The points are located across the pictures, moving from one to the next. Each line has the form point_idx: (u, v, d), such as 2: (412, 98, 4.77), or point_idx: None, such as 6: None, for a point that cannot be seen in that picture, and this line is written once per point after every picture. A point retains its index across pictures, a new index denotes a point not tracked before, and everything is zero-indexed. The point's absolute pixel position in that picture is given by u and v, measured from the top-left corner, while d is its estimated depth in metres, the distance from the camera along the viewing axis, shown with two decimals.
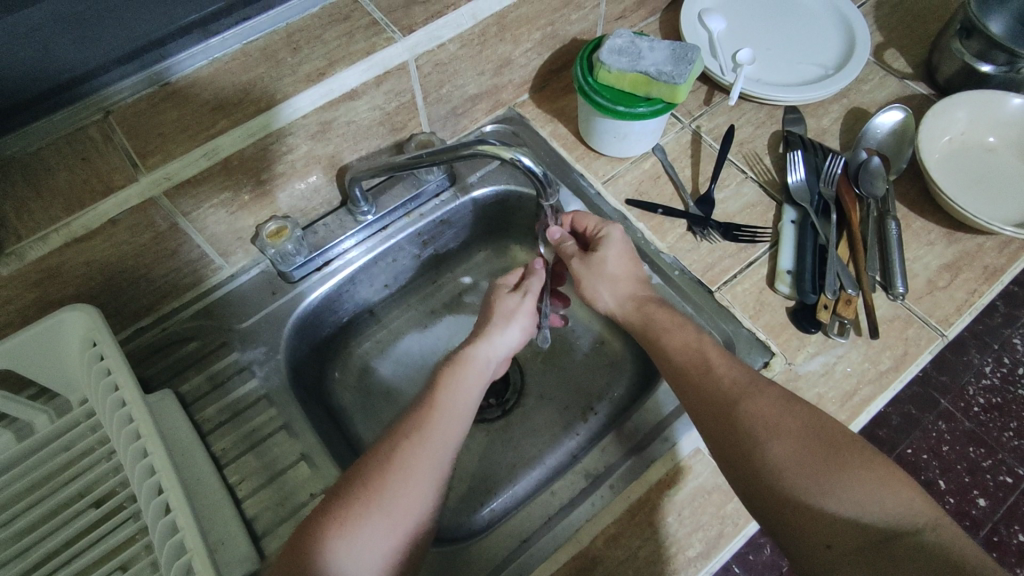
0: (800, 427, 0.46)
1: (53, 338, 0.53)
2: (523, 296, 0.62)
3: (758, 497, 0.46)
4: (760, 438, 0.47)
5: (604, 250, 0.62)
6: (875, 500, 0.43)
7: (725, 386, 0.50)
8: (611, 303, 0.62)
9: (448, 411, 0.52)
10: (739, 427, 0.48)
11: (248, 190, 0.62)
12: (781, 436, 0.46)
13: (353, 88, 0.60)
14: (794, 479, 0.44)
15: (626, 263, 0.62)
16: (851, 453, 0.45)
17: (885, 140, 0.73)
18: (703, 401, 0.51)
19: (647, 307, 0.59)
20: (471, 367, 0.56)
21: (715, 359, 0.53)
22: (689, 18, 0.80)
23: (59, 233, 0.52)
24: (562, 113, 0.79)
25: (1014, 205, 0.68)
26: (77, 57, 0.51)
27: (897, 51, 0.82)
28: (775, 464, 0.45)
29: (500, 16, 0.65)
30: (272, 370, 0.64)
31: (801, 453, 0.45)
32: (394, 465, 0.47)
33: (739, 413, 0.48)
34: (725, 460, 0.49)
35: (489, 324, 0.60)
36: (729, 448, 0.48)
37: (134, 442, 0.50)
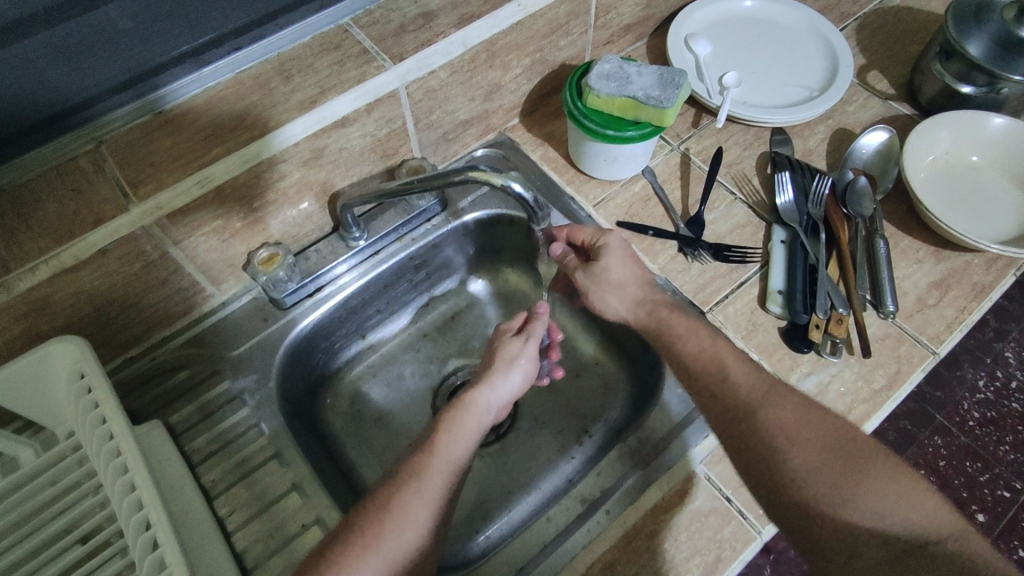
0: (820, 435, 0.48)
1: (41, 372, 0.52)
2: (525, 342, 0.62)
3: (781, 506, 0.47)
4: (781, 444, 0.48)
5: (603, 259, 0.63)
6: (897, 511, 0.44)
7: (746, 392, 0.51)
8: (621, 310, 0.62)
9: (449, 455, 0.51)
10: (760, 436, 0.49)
11: (240, 218, 0.62)
12: (801, 443, 0.48)
13: (345, 115, 0.61)
14: (813, 486, 0.46)
15: (628, 267, 0.63)
16: (869, 462, 0.46)
17: (871, 160, 0.74)
18: (722, 405, 0.51)
19: (661, 315, 0.58)
20: (472, 411, 0.55)
21: (729, 365, 0.53)
22: (676, 43, 0.81)
23: (50, 263, 0.52)
24: (552, 137, 0.80)
25: (998, 223, 0.69)
26: (71, 88, 0.52)
27: (880, 72, 0.84)
28: (794, 472, 0.47)
29: (489, 43, 0.67)
30: (263, 399, 0.63)
31: (820, 461, 0.47)
32: (396, 510, 0.47)
33: (760, 418, 0.49)
34: (744, 464, 0.50)
35: (491, 369, 0.59)
36: (750, 453, 0.49)
37: (123, 476, 0.50)
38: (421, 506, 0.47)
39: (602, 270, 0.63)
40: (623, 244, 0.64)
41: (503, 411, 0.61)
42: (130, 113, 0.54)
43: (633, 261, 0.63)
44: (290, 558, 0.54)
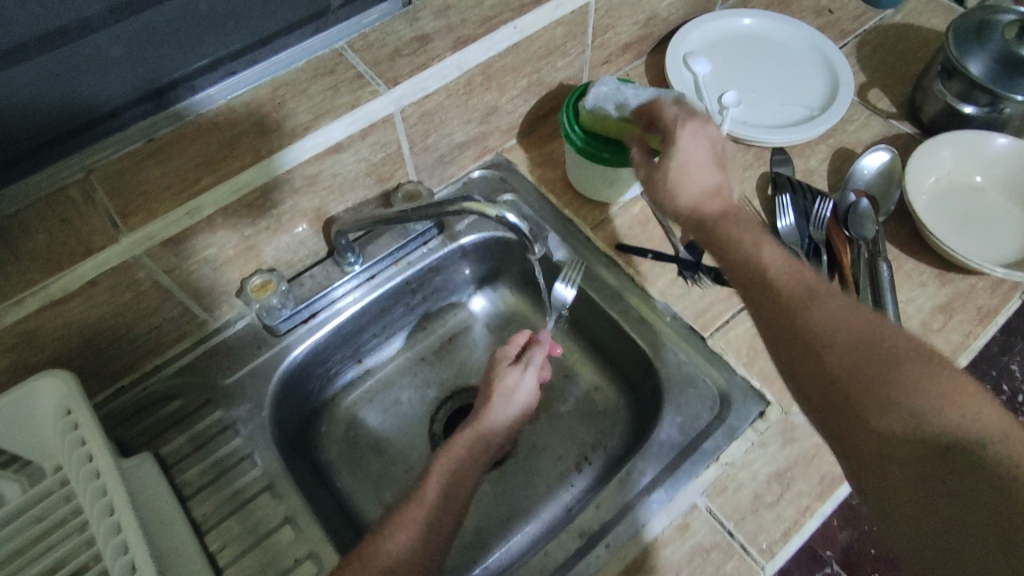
0: (867, 338, 0.45)
1: (27, 408, 0.51)
2: (524, 370, 0.63)
3: (818, 403, 0.46)
4: (823, 350, 0.45)
5: (683, 139, 0.54)
6: (941, 414, 0.41)
7: (790, 290, 0.48)
8: (694, 195, 0.53)
9: (439, 497, 0.52)
10: (801, 337, 0.46)
11: (233, 245, 0.61)
12: (845, 346, 0.45)
13: (339, 140, 0.61)
14: (854, 390, 0.44)
15: (712, 159, 0.54)
16: (918, 367, 0.43)
17: (872, 181, 0.73)
18: (757, 261, 0.50)
19: (736, 214, 0.53)
20: (467, 450, 0.56)
21: (768, 255, 0.50)
22: (674, 62, 0.81)
23: (37, 295, 0.51)
24: (550, 158, 0.79)
25: (1002, 245, 0.68)
26: (91, 95, 0.51)
27: (880, 90, 0.83)
28: (835, 377, 0.45)
29: (485, 66, 0.66)
30: (256, 428, 0.62)
31: (868, 367, 0.44)
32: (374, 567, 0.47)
33: (802, 320, 0.46)
34: (773, 273, 0.49)
35: (489, 404, 0.61)
36: (789, 277, 0.48)
37: (108, 516, 0.48)
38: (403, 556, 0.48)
39: (681, 150, 0.54)
40: (717, 137, 0.55)
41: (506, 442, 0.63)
42: (122, 141, 0.54)
43: (719, 156, 0.55)
44: None
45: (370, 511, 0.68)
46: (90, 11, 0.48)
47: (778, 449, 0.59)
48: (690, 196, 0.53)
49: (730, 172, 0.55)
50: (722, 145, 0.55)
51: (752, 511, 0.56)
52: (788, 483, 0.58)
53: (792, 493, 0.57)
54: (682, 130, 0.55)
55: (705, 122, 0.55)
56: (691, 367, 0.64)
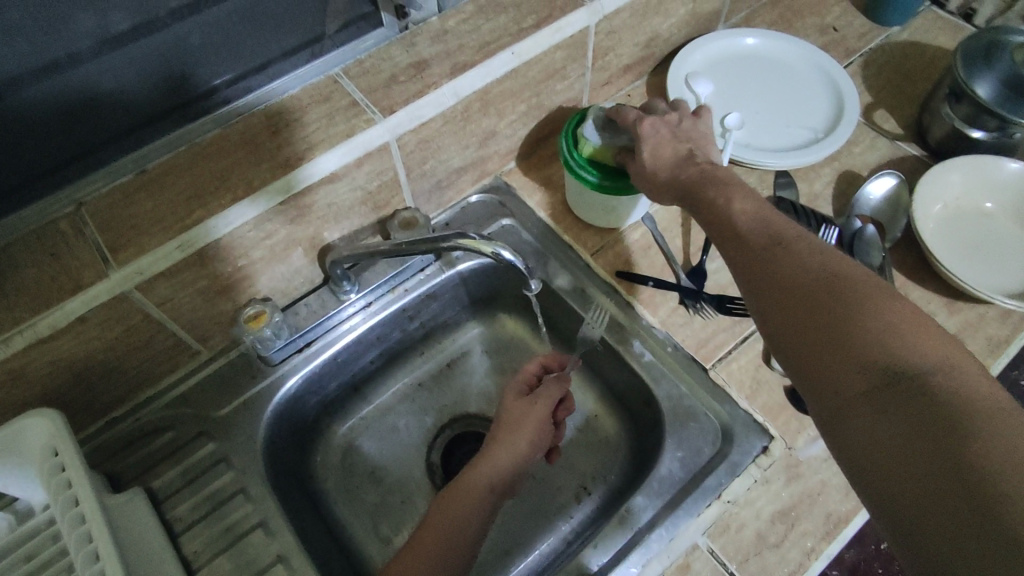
0: (828, 272, 0.45)
1: (14, 450, 0.51)
2: (534, 402, 0.61)
3: (785, 347, 0.46)
4: (784, 280, 0.46)
5: (646, 127, 0.60)
6: (890, 342, 0.40)
7: (760, 238, 0.50)
8: (665, 165, 0.58)
9: (439, 540, 0.50)
10: (767, 281, 0.48)
11: (226, 277, 0.60)
12: (804, 277, 0.46)
13: (333, 170, 0.60)
14: (806, 306, 0.45)
15: (677, 138, 0.60)
16: (870, 300, 0.42)
17: (878, 209, 0.71)
18: (729, 220, 0.53)
19: (712, 173, 0.56)
20: (468, 491, 0.54)
21: (739, 209, 0.53)
22: (676, 84, 0.80)
23: (24, 334, 0.50)
24: (550, 181, 0.78)
25: (1011, 274, 0.66)
26: (83, 134, 0.53)
27: (887, 111, 0.82)
28: (793, 300, 0.46)
29: (483, 92, 0.65)
30: (249, 462, 0.61)
31: (823, 295, 0.44)
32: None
33: (767, 259, 0.48)
34: (742, 237, 0.51)
35: (496, 440, 0.58)
36: (756, 233, 0.51)
37: (94, 563, 0.47)
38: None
39: (646, 135, 0.60)
40: (676, 117, 0.62)
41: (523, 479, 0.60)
42: (113, 173, 0.53)
43: (682, 133, 0.61)
44: None
45: (366, 544, 0.67)
46: (79, 47, 0.50)
47: (783, 486, 0.58)
48: (661, 168, 0.58)
49: (703, 144, 0.61)
50: (685, 126, 0.62)
51: (755, 551, 0.55)
52: (793, 523, 0.56)
53: (797, 533, 0.56)
54: (642, 121, 0.60)
55: (662, 115, 0.61)
56: (693, 400, 0.63)
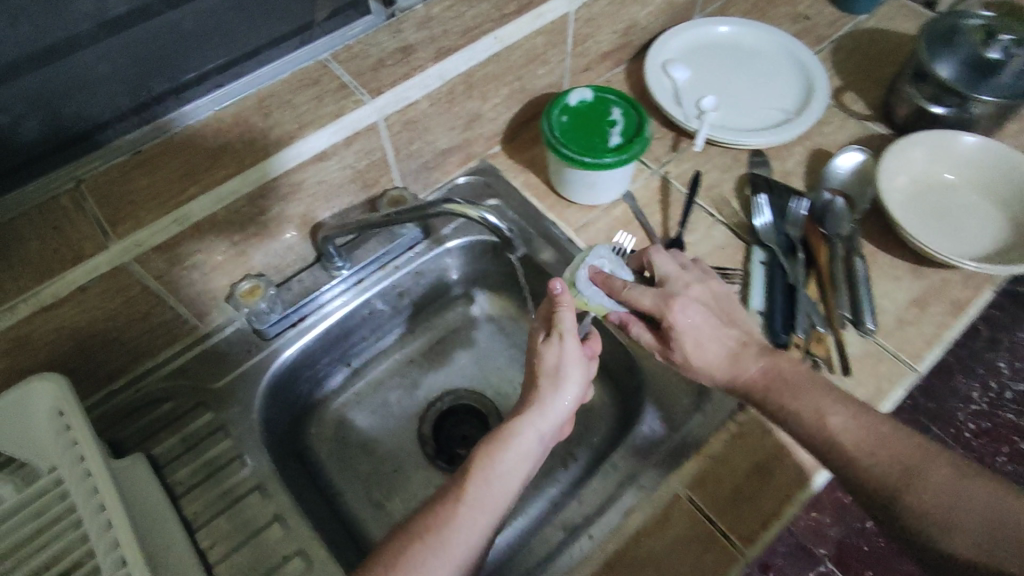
0: (967, 488, 0.50)
1: (21, 410, 0.53)
2: (562, 343, 0.57)
3: (900, 531, 0.51)
4: (930, 514, 0.49)
5: (679, 321, 0.59)
6: (997, 516, 0.48)
7: (887, 470, 0.52)
8: (726, 366, 0.59)
9: (480, 496, 0.51)
10: (877, 489, 0.52)
11: (222, 252, 0.63)
12: (948, 507, 0.49)
13: (324, 149, 0.62)
14: (924, 508, 0.50)
15: (717, 320, 0.60)
16: (966, 485, 0.50)
17: (847, 181, 0.75)
18: (843, 452, 0.53)
19: (775, 371, 0.57)
20: (510, 448, 0.54)
21: (840, 429, 0.54)
22: (653, 69, 0.83)
23: (28, 301, 0.52)
24: (533, 163, 0.81)
25: (973, 241, 0.70)
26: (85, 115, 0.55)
27: (856, 93, 0.85)
28: (947, 548, 0.49)
29: (466, 75, 0.68)
30: (246, 431, 0.63)
31: (972, 527, 0.48)
32: (409, 563, 0.47)
33: (907, 501, 0.50)
34: (865, 473, 0.52)
35: (537, 390, 0.57)
36: (883, 461, 0.52)
37: (99, 513, 0.51)
38: (444, 561, 0.48)
39: (684, 332, 0.59)
40: (701, 292, 0.61)
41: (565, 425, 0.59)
42: (109, 153, 0.56)
43: (715, 308, 0.61)
44: None
45: (361, 511, 0.69)
46: (79, 29, 0.53)
47: (758, 441, 0.61)
48: (722, 368, 0.59)
49: (737, 311, 0.62)
50: (713, 291, 0.62)
51: (732, 502, 0.57)
52: (767, 474, 0.59)
53: (772, 484, 0.58)
54: (672, 312, 0.59)
55: (682, 292, 0.60)
56: (672, 364, 0.66)
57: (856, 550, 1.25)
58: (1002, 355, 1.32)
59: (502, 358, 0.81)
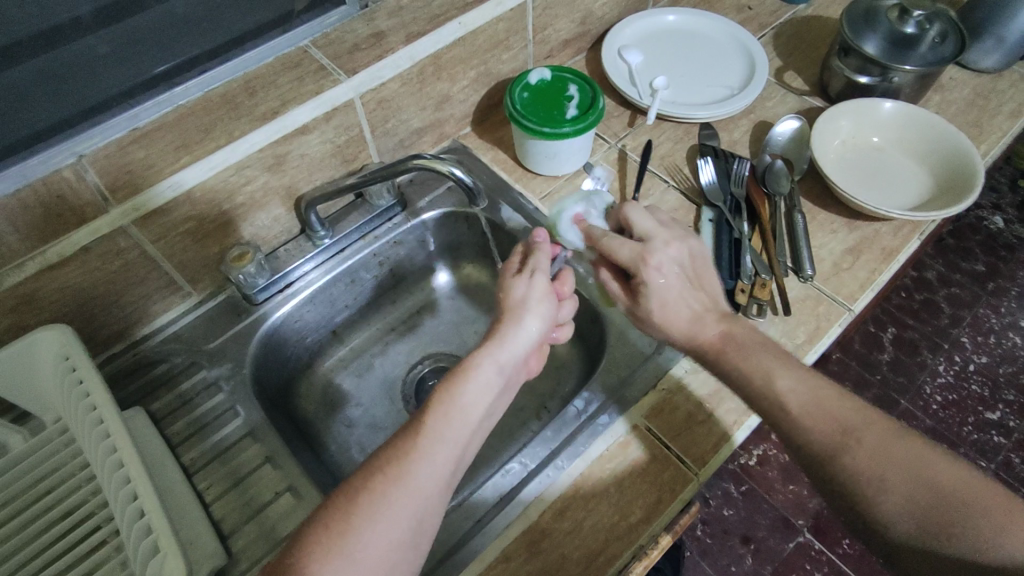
0: (900, 449, 0.49)
1: (32, 356, 0.58)
2: (532, 278, 0.58)
3: (830, 488, 0.52)
4: (860, 477, 0.49)
5: (652, 276, 0.61)
6: (923, 478, 0.47)
7: (824, 431, 0.52)
8: (687, 325, 0.61)
9: (445, 427, 0.47)
10: (811, 448, 0.52)
11: (213, 220, 0.69)
12: (879, 468, 0.48)
13: (305, 123, 0.68)
14: (851, 468, 0.49)
15: (686, 281, 0.62)
16: (900, 447, 0.49)
17: (786, 146, 0.82)
18: (787, 415, 0.54)
19: (731, 337, 0.59)
20: (475, 375, 0.50)
21: (789, 393, 0.54)
22: (609, 54, 0.90)
23: (36, 259, 0.57)
24: (501, 142, 0.88)
25: (899, 196, 0.77)
26: (87, 95, 0.58)
27: (795, 72, 0.93)
28: (876, 507, 0.48)
29: (434, 57, 0.74)
30: (237, 384, 0.68)
31: (894, 489, 0.48)
32: (363, 508, 0.43)
33: (840, 463, 0.50)
34: (804, 433, 0.52)
35: (503, 324, 0.55)
36: (819, 422, 0.52)
37: (104, 440, 0.54)
38: (404, 501, 0.44)
39: (656, 288, 0.61)
40: (681, 251, 0.63)
41: (531, 357, 0.58)
42: (110, 129, 0.59)
43: (689, 270, 0.63)
44: (262, 524, 0.59)
45: (347, 463, 0.73)
46: (80, 13, 0.56)
47: (710, 374, 0.67)
48: (683, 327, 0.61)
49: (708, 278, 0.64)
50: (691, 252, 0.63)
51: (686, 428, 0.63)
52: (718, 402, 0.65)
53: (722, 411, 0.64)
54: (647, 267, 0.61)
55: (662, 249, 0.62)
56: (632, 313, 0.73)
57: (833, 519, 1.26)
58: (963, 332, 1.40)
59: (478, 323, 0.87)
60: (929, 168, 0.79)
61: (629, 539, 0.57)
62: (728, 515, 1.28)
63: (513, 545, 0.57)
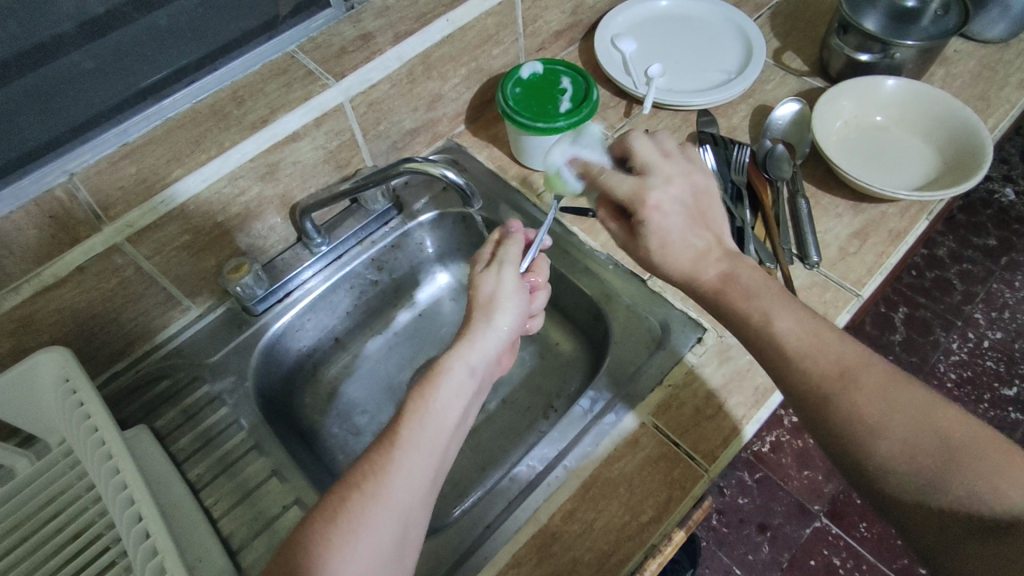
0: (904, 395, 0.45)
1: (31, 380, 0.57)
2: (501, 273, 0.56)
3: (820, 432, 0.48)
4: (860, 419, 0.46)
5: (653, 214, 0.57)
6: (931, 427, 0.44)
7: (824, 370, 0.48)
8: (689, 263, 0.57)
9: (419, 436, 0.47)
10: (809, 388, 0.48)
11: (208, 233, 0.68)
12: (881, 411, 0.45)
13: (295, 130, 0.67)
14: (851, 409, 0.46)
15: (687, 220, 0.58)
16: (907, 394, 0.45)
17: (787, 129, 0.81)
18: (783, 355, 0.50)
19: (729, 298, 0.55)
20: (448, 378, 0.50)
21: (793, 337, 0.50)
22: (603, 44, 0.89)
23: (31, 282, 0.57)
24: (495, 139, 0.87)
25: (905, 175, 0.75)
26: (78, 111, 0.57)
27: (794, 53, 0.91)
28: (873, 451, 0.45)
29: (423, 56, 0.73)
30: (241, 398, 0.68)
31: (895, 432, 0.44)
32: (343, 525, 0.42)
33: (838, 403, 0.46)
34: (801, 373, 0.49)
35: (471, 324, 0.54)
36: (817, 362, 0.48)
37: (107, 462, 0.54)
38: (385, 513, 0.43)
39: (655, 226, 0.57)
40: (682, 189, 0.59)
41: (503, 355, 0.57)
42: (100, 146, 0.57)
43: (692, 207, 0.58)
44: (272, 537, 0.58)
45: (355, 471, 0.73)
46: (64, 28, 0.56)
47: (716, 367, 0.66)
48: (683, 266, 0.57)
49: (712, 214, 0.59)
50: (693, 190, 0.59)
51: (695, 423, 0.62)
52: (727, 396, 0.64)
53: (730, 405, 0.63)
54: (647, 206, 0.57)
55: (663, 185, 0.58)
56: (636, 309, 0.71)
57: (850, 503, 1.25)
58: (976, 308, 1.38)
59: None
60: (935, 145, 0.77)
61: (640, 539, 0.56)
62: (744, 503, 1.27)
63: (524, 550, 0.56)
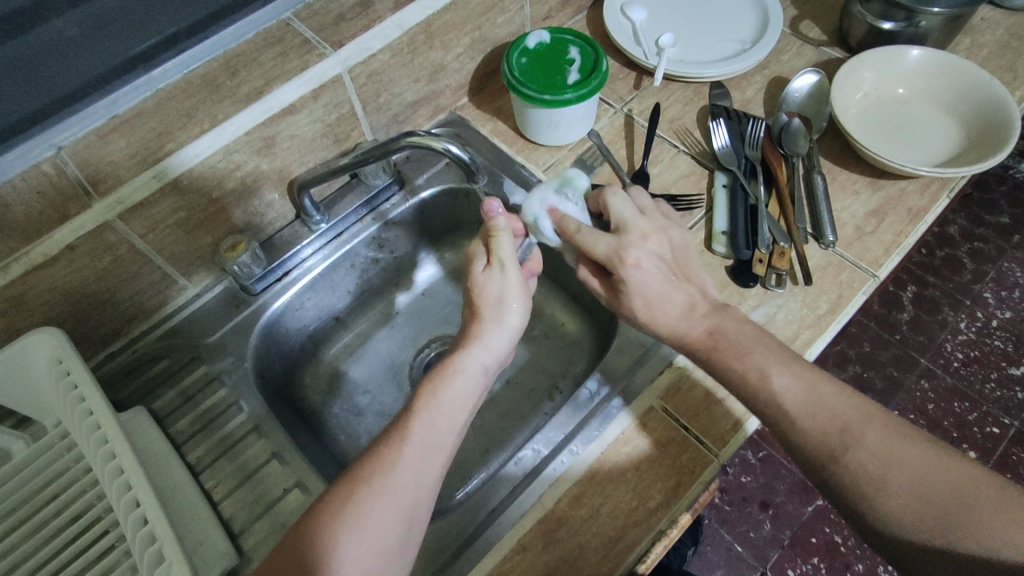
0: (904, 447, 0.46)
1: (22, 362, 0.56)
2: (512, 277, 0.54)
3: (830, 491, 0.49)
4: (866, 477, 0.46)
5: (630, 275, 0.55)
6: (934, 479, 0.45)
7: (822, 430, 0.48)
8: (675, 321, 0.55)
9: (429, 436, 0.47)
10: (814, 451, 0.48)
11: (203, 210, 0.66)
12: (886, 471, 0.46)
13: (292, 102, 0.64)
14: (855, 474, 0.46)
15: (670, 276, 0.55)
16: (907, 450, 0.46)
17: (804, 103, 0.78)
18: (782, 414, 0.50)
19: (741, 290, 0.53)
20: (459, 379, 0.50)
21: (787, 384, 0.50)
22: (612, 12, 0.85)
23: (21, 261, 0.55)
24: (500, 112, 0.84)
25: (926, 151, 0.72)
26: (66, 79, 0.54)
27: (811, 22, 0.88)
28: (885, 510, 0.45)
29: (426, 24, 0.70)
30: (239, 379, 0.67)
31: (901, 493, 0.45)
32: (348, 522, 0.43)
33: (842, 464, 0.47)
34: (806, 428, 0.49)
35: (478, 322, 0.52)
36: (817, 422, 0.48)
37: (103, 446, 0.53)
38: (389, 510, 0.44)
39: (634, 286, 0.55)
40: (659, 245, 0.56)
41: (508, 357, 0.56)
42: (86, 119, 0.53)
43: (670, 263, 0.56)
44: (273, 522, 0.57)
45: (357, 453, 0.72)
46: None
47: None
48: (670, 322, 0.55)
49: (691, 269, 0.58)
50: (670, 245, 0.57)
51: (705, 407, 0.61)
52: None
53: None
54: (624, 266, 0.54)
55: (639, 243, 0.55)
56: None
57: None
58: (986, 287, 1.36)
59: None
60: (958, 120, 0.74)
61: (647, 524, 0.55)
62: (747, 482, 1.27)
63: (529, 535, 0.55)
